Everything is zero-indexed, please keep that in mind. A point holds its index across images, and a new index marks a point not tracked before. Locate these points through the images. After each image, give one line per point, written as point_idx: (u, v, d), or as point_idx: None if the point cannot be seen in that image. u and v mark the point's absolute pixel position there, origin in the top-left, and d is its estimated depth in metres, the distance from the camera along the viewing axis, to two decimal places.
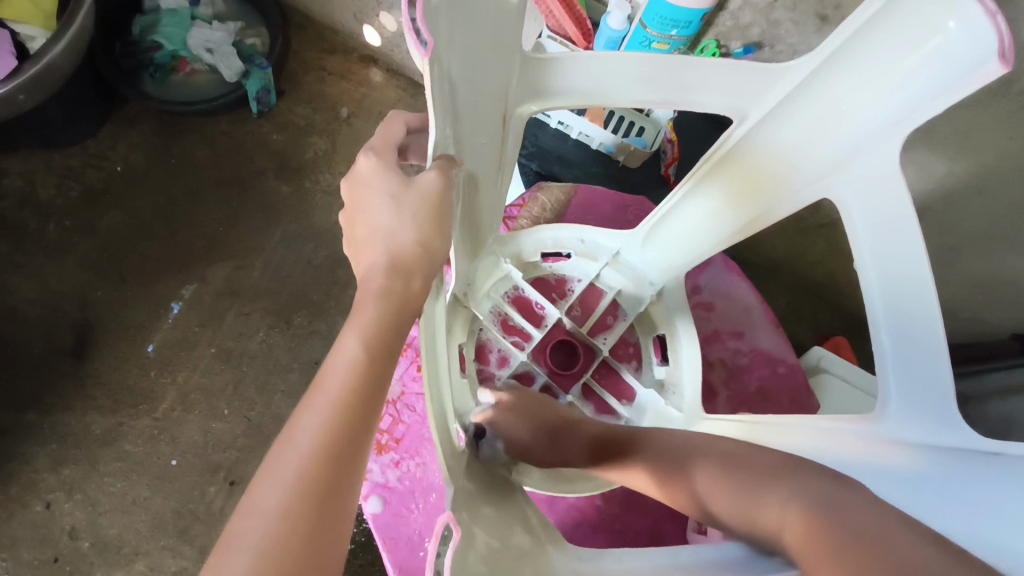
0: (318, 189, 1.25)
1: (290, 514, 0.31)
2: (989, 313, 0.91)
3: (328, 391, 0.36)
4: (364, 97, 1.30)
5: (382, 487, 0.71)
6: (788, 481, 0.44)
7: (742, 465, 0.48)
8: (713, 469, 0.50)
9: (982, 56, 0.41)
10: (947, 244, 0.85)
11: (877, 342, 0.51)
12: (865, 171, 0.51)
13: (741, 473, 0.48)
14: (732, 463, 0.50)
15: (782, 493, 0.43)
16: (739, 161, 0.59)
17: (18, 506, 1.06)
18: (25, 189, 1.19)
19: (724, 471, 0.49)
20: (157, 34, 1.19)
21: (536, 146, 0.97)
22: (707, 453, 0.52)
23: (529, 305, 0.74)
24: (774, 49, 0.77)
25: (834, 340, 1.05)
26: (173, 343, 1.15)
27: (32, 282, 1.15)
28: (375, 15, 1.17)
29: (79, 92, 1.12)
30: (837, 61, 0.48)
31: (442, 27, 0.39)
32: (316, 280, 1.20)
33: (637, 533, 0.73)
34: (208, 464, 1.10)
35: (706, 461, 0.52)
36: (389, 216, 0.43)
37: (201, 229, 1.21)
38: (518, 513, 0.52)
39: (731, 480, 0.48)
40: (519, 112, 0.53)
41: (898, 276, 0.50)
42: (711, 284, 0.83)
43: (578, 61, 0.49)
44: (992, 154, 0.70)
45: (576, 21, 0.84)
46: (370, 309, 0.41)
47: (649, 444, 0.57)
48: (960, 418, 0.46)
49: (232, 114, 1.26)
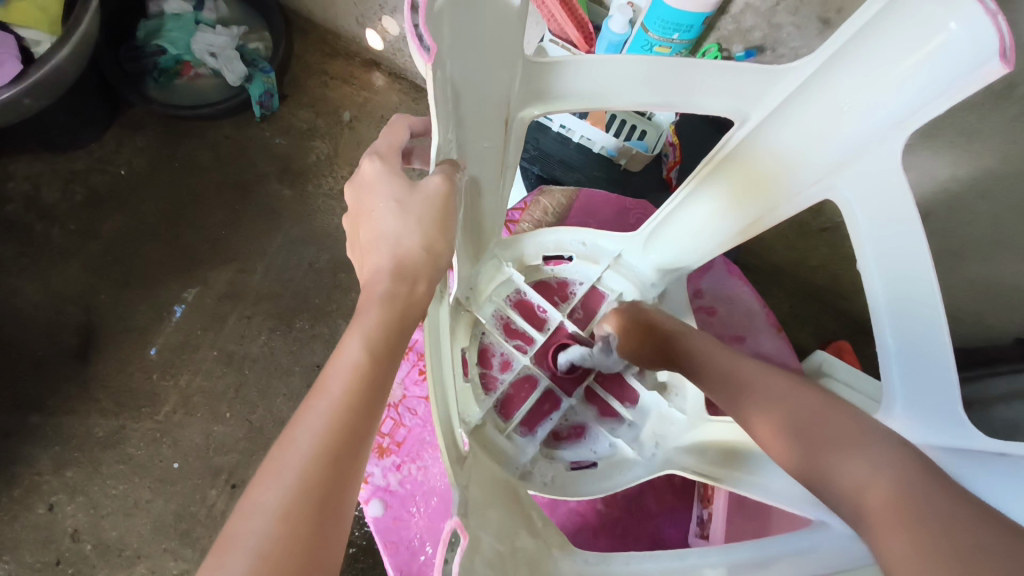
0: (320, 193, 1.25)
1: (290, 515, 0.31)
2: (992, 317, 0.91)
3: (331, 393, 0.36)
4: (366, 101, 1.31)
5: (383, 491, 0.71)
6: (865, 443, 0.41)
7: (805, 424, 0.45)
8: (777, 423, 0.48)
9: (983, 54, 0.41)
10: (950, 248, 0.85)
11: (881, 343, 0.51)
12: (867, 171, 0.51)
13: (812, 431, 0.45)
14: (795, 419, 0.47)
15: (858, 457, 0.40)
16: (741, 162, 0.59)
17: (20, 508, 1.06)
18: (29, 192, 1.20)
19: (794, 426, 0.46)
20: (161, 38, 1.19)
21: (538, 149, 0.97)
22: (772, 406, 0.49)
23: (532, 309, 0.75)
24: (776, 52, 0.77)
25: (836, 344, 1.05)
26: (175, 346, 1.15)
27: (35, 284, 1.16)
28: (378, 19, 1.18)
29: (84, 95, 1.13)
30: (838, 61, 0.48)
31: (444, 32, 0.39)
32: (317, 284, 1.20)
33: (638, 537, 0.73)
34: (210, 467, 1.10)
35: (773, 416, 0.49)
36: (394, 220, 0.43)
37: (204, 232, 1.21)
38: (523, 517, 0.52)
39: (799, 441, 0.45)
40: (522, 116, 0.53)
41: (901, 276, 0.50)
42: (712, 288, 0.84)
43: (581, 66, 0.49)
44: (995, 157, 0.70)
45: (579, 24, 0.84)
46: (374, 311, 0.40)
47: (710, 372, 0.57)
48: (966, 419, 0.46)
49: (235, 118, 1.27)
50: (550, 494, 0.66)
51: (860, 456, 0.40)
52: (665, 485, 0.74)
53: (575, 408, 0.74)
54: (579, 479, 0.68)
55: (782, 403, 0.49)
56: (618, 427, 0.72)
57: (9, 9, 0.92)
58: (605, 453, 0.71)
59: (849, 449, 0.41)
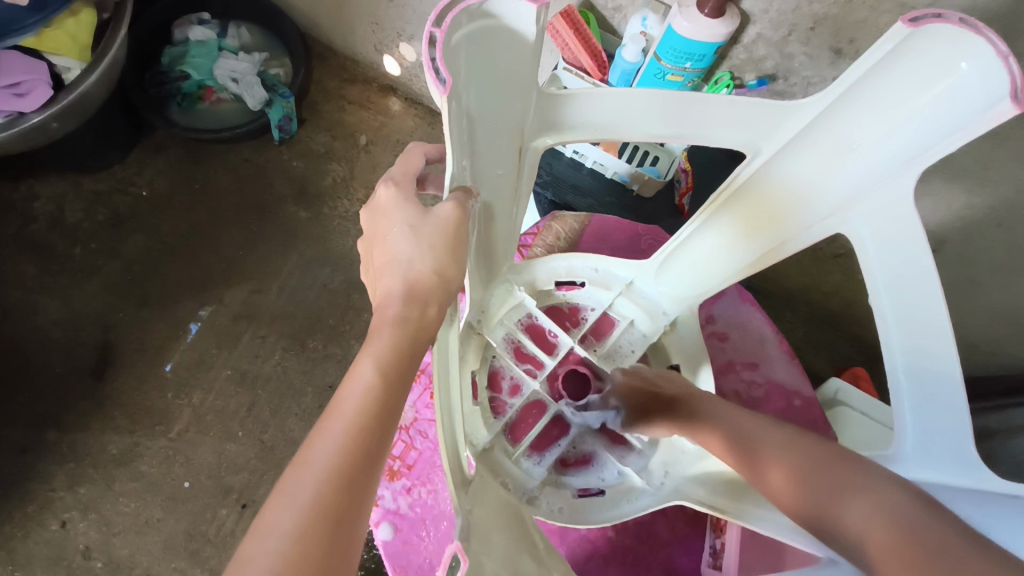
0: (336, 215, 1.27)
1: (304, 538, 0.31)
2: (1011, 347, 0.90)
3: (344, 414, 0.36)
4: (382, 125, 1.33)
5: (393, 514, 0.71)
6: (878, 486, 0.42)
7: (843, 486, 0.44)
8: (812, 486, 0.46)
9: (995, 95, 0.41)
10: (967, 277, 0.85)
11: (892, 376, 0.50)
12: (877, 205, 0.52)
13: (827, 475, 0.45)
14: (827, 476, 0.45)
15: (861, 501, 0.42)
16: (751, 195, 0.59)
17: (33, 525, 1.07)
18: (54, 212, 1.23)
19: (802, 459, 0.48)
20: (185, 64, 1.23)
21: (551, 175, 0.98)
22: (805, 464, 0.47)
23: (542, 333, 0.74)
24: (789, 81, 0.78)
25: (851, 371, 1.05)
26: (190, 364, 1.17)
27: (55, 302, 1.18)
28: (396, 46, 1.21)
29: (109, 120, 1.16)
30: (849, 98, 0.48)
31: (460, 67, 0.41)
32: (331, 304, 1.22)
33: (650, 566, 0.72)
34: (221, 486, 1.11)
35: (804, 473, 0.47)
36: (408, 245, 0.44)
37: (221, 252, 1.23)
38: (528, 544, 0.53)
39: (815, 484, 0.45)
40: (535, 145, 0.54)
41: (915, 313, 0.49)
42: (725, 314, 0.83)
43: (594, 98, 0.50)
44: (1010, 186, 0.70)
45: (592, 54, 0.85)
46: (386, 334, 0.41)
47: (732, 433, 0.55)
48: (979, 460, 0.46)
49: (254, 141, 1.30)
50: (558, 522, 0.66)
51: (867, 496, 0.42)
52: (676, 512, 0.74)
53: (584, 436, 0.74)
54: (590, 510, 0.68)
55: (782, 443, 0.50)
56: (628, 455, 0.72)
57: (43, 38, 0.94)
58: (613, 481, 0.71)
59: (840, 481, 0.44)
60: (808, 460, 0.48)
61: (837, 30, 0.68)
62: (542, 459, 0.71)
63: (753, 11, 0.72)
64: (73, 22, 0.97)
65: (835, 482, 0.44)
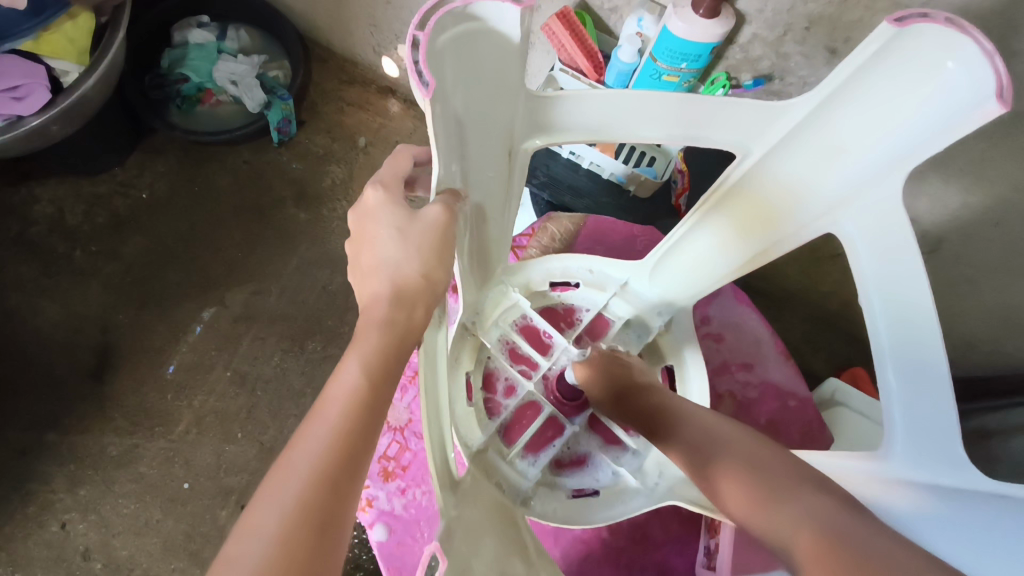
0: (335, 216, 1.28)
1: (287, 539, 0.32)
2: (1010, 347, 0.90)
3: (328, 416, 0.37)
4: (381, 126, 1.34)
5: (387, 515, 0.71)
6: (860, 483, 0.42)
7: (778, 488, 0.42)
8: (746, 485, 0.44)
9: (981, 94, 0.41)
10: (965, 277, 0.84)
11: (882, 376, 0.50)
12: (868, 205, 0.52)
13: (768, 475, 0.44)
14: (764, 476, 0.44)
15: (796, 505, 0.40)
16: (742, 195, 0.59)
17: (33, 526, 1.07)
18: (54, 215, 1.24)
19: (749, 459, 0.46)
20: (184, 67, 1.24)
21: (548, 175, 0.98)
22: (742, 463, 0.45)
23: (537, 334, 0.74)
24: (785, 81, 0.78)
25: (851, 372, 1.04)
26: (190, 366, 1.17)
27: (56, 304, 1.18)
28: (394, 48, 1.21)
29: (108, 123, 1.16)
30: (838, 98, 0.48)
31: (446, 69, 0.41)
32: (330, 305, 1.22)
33: (644, 566, 0.72)
34: (220, 487, 1.11)
35: (740, 471, 0.45)
36: (395, 247, 0.44)
37: (220, 254, 1.24)
38: (517, 545, 0.53)
39: (755, 482, 0.44)
40: (524, 147, 0.54)
41: (905, 312, 0.49)
42: (720, 315, 0.83)
43: (581, 101, 0.50)
44: (1006, 185, 0.70)
45: (588, 55, 0.85)
46: (372, 335, 0.41)
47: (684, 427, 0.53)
48: (966, 459, 0.45)
49: (254, 143, 1.30)
50: (553, 522, 0.66)
51: (803, 505, 0.40)
52: (670, 512, 0.74)
53: (580, 436, 0.74)
54: (585, 510, 0.68)
55: (742, 444, 0.48)
56: (622, 456, 0.71)
57: (41, 42, 0.95)
58: (608, 482, 0.70)
59: (795, 497, 0.41)
60: (751, 459, 0.46)
61: (832, 30, 0.67)
62: (537, 459, 0.71)
63: (748, 11, 0.72)
64: (71, 25, 0.97)
65: (772, 484, 0.43)
